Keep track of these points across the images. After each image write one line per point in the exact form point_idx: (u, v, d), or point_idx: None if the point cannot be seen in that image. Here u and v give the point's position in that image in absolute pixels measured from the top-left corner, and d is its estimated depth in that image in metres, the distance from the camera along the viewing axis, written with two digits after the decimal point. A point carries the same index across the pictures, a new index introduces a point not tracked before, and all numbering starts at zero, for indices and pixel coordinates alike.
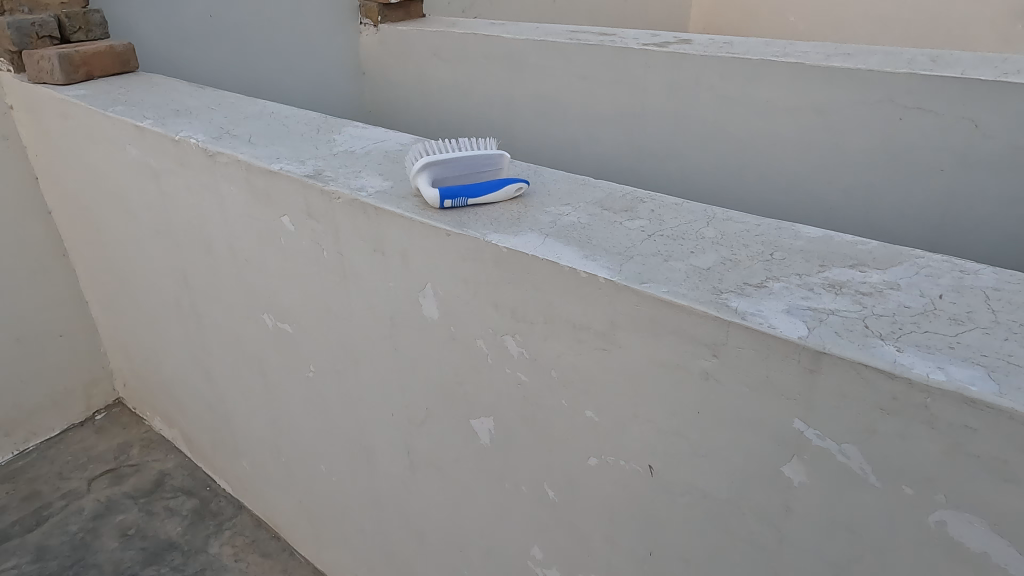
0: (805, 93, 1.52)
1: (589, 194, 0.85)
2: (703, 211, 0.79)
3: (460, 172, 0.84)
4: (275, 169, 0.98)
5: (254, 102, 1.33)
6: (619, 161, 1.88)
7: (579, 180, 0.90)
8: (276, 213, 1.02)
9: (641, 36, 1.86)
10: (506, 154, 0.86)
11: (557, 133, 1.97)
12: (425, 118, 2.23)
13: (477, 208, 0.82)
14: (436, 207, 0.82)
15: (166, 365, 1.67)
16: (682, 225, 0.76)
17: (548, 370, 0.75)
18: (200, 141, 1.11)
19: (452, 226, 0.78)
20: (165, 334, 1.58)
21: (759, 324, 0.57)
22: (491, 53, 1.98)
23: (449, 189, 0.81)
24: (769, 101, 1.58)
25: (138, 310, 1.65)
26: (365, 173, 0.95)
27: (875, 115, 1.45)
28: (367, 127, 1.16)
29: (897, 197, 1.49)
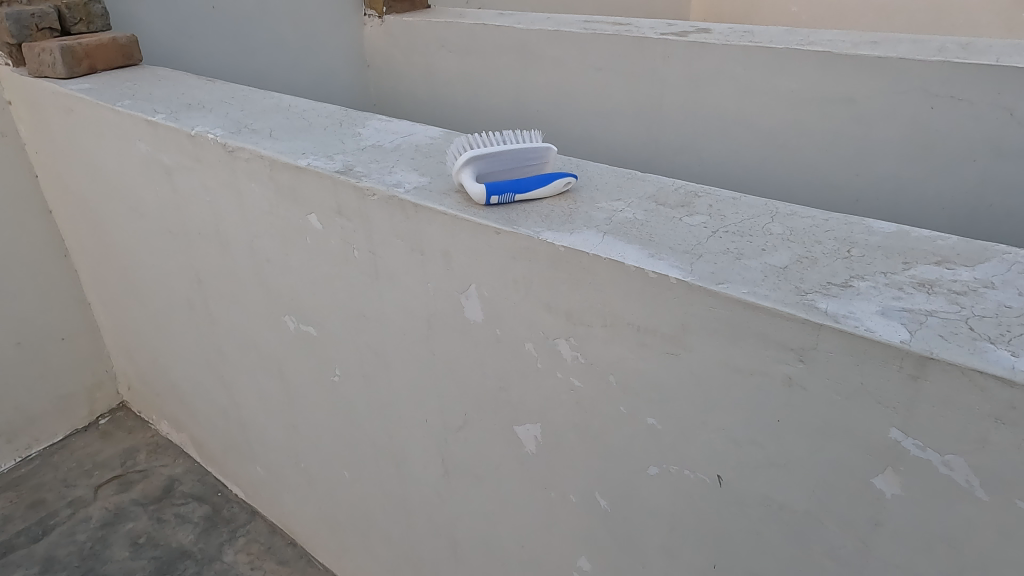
0: (832, 82, 1.48)
1: (638, 188, 0.81)
2: (763, 205, 0.75)
3: (504, 167, 0.80)
4: (302, 165, 0.93)
5: (268, 95, 1.28)
6: (635, 154, 1.85)
7: (624, 173, 0.86)
8: (302, 211, 0.97)
9: (657, 26, 1.81)
10: (552, 148, 0.82)
11: (570, 126, 1.93)
12: (433, 111, 2.18)
13: (523, 204, 0.78)
14: (481, 204, 0.77)
15: (175, 368, 1.62)
16: (746, 221, 0.72)
17: (606, 375, 0.71)
18: (218, 136, 1.06)
19: (499, 223, 0.74)
20: (175, 337, 1.52)
21: (855, 327, 0.53)
22: (502, 44, 1.93)
23: (495, 185, 0.77)
24: (793, 91, 1.54)
25: (145, 312, 1.60)
26: (399, 168, 0.90)
27: (906, 105, 1.41)
28: (391, 121, 1.11)
29: (927, 188, 1.46)
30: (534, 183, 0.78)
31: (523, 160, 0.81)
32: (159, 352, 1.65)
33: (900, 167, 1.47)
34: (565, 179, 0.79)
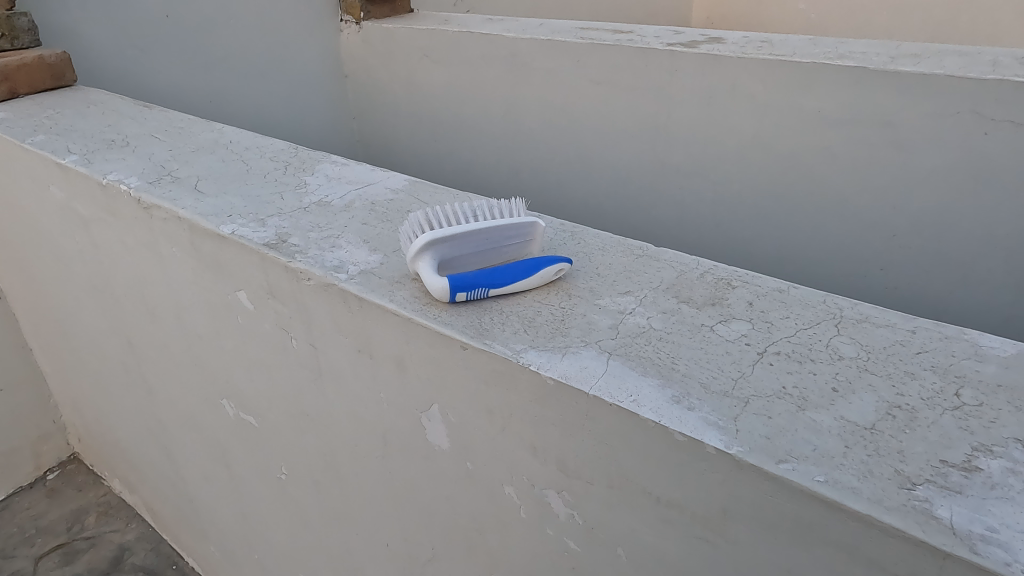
0: (867, 102, 1.29)
1: (651, 273, 0.62)
2: (821, 303, 0.56)
3: (476, 250, 0.60)
4: (225, 233, 0.73)
5: (208, 127, 1.08)
6: (639, 178, 1.65)
7: (632, 245, 0.67)
8: (230, 286, 0.78)
9: (663, 34, 1.62)
10: (540, 221, 0.62)
11: (567, 146, 1.73)
12: (416, 128, 1.98)
13: (500, 301, 0.59)
14: (445, 300, 0.57)
15: (120, 430, 1.43)
16: (803, 333, 0.52)
17: (612, 547, 0.52)
18: (132, 188, 0.86)
19: (465, 332, 0.55)
20: (115, 399, 1.33)
21: (1003, 564, 0.34)
22: (490, 54, 1.73)
23: (464, 275, 0.57)
24: (822, 111, 1.34)
25: (84, 368, 1.40)
26: (346, 239, 0.71)
27: (956, 129, 1.22)
28: (347, 163, 0.92)
29: (978, 226, 1.26)
30: (514, 275, 0.58)
31: (503, 241, 0.61)
32: (102, 410, 1.45)
33: (946, 201, 1.27)
34: (556, 269, 0.59)
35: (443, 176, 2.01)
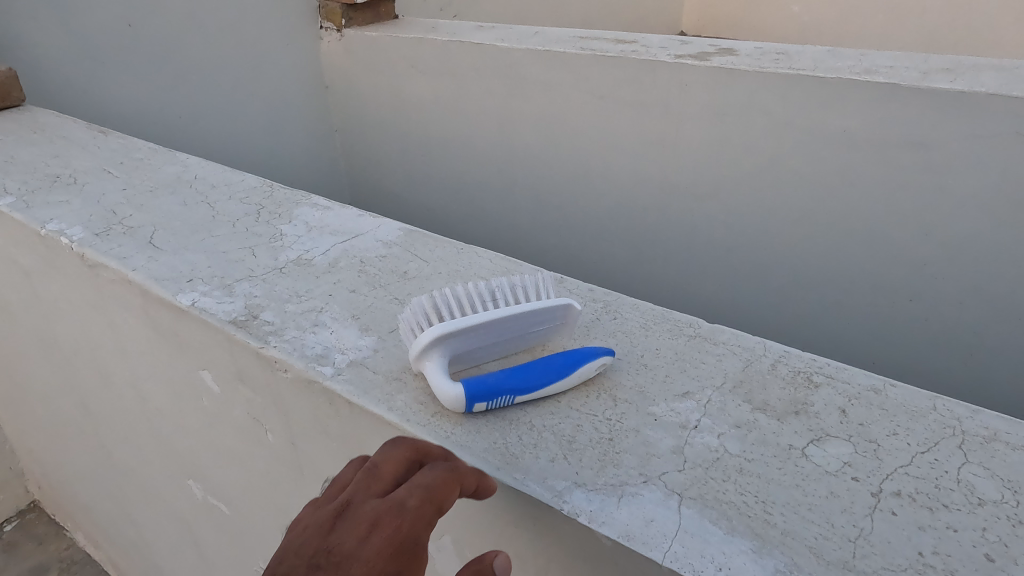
0: (899, 125, 1.17)
1: (709, 363, 0.50)
2: (932, 411, 0.45)
3: (495, 342, 0.48)
4: (183, 305, 0.60)
5: (172, 159, 0.95)
6: (641, 202, 1.49)
7: (678, 321, 0.56)
8: (191, 363, 0.65)
9: (668, 45, 1.49)
10: (575, 303, 0.50)
11: (562, 168, 1.56)
12: (392, 146, 1.80)
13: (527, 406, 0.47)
14: (459, 411, 0.45)
15: (78, 487, 1.28)
16: (922, 460, 0.41)
17: None
18: (75, 241, 0.72)
19: (486, 456, 0.43)
20: (68, 461, 1.17)
21: None
22: (484, 66, 1.54)
23: (485, 380, 0.45)
24: (847, 130, 1.21)
25: (31, 422, 1.24)
26: (332, 313, 0.58)
27: (999, 153, 1.11)
28: (332, 207, 0.79)
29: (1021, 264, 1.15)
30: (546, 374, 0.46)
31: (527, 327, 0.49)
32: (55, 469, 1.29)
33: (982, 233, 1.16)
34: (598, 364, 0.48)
35: (420, 198, 1.84)
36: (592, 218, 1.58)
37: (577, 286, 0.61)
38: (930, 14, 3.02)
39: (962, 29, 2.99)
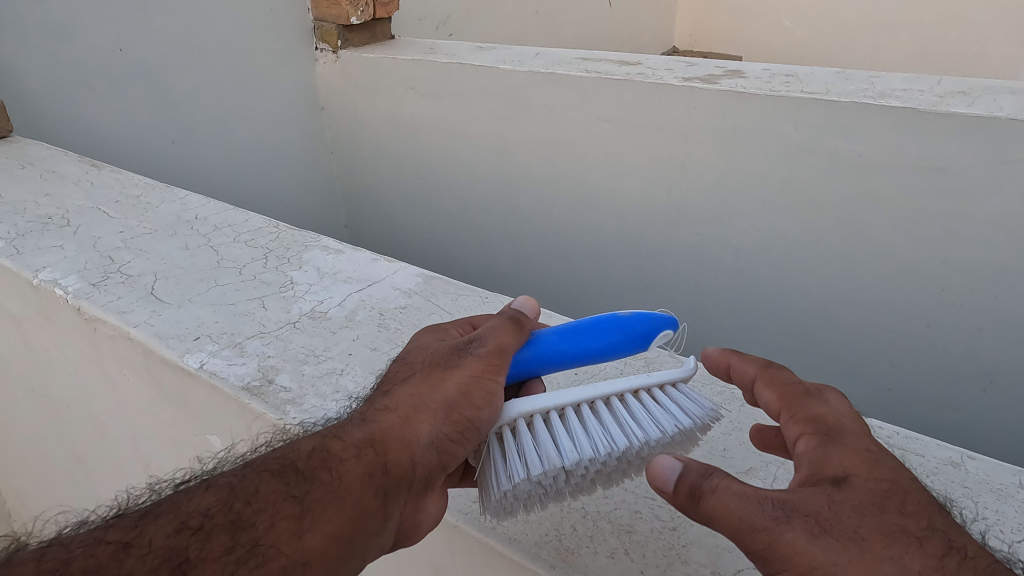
0: (943, 150, 1.01)
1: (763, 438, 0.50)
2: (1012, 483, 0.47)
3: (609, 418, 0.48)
4: (191, 368, 0.56)
5: (169, 198, 0.91)
6: (645, 232, 1.37)
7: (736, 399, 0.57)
8: (198, 427, 0.61)
9: (671, 65, 1.33)
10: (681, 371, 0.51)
11: (557, 196, 1.45)
12: (384, 171, 1.72)
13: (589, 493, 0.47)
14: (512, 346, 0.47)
15: None
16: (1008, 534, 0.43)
17: None
18: (69, 292, 0.67)
19: (539, 542, 0.44)
20: (44, 513, 1.08)
21: None
22: (481, 87, 1.42)
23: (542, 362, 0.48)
24: (861, 155, 1.07)
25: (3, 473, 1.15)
26: (353, 377, 0.55)
27: (1015, 177, 0.97)
28: (343, 251, 0.76)
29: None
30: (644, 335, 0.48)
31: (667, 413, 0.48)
32: (28, 519, 1.20)
33: (999, 266, 1.04)
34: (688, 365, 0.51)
35: (411, 223, 1.76)
36: (591, 249, 1.46)
37: (605, 366, 0.61)
38: (920, 29, 3.02)
39: (954, 43, 2.98)
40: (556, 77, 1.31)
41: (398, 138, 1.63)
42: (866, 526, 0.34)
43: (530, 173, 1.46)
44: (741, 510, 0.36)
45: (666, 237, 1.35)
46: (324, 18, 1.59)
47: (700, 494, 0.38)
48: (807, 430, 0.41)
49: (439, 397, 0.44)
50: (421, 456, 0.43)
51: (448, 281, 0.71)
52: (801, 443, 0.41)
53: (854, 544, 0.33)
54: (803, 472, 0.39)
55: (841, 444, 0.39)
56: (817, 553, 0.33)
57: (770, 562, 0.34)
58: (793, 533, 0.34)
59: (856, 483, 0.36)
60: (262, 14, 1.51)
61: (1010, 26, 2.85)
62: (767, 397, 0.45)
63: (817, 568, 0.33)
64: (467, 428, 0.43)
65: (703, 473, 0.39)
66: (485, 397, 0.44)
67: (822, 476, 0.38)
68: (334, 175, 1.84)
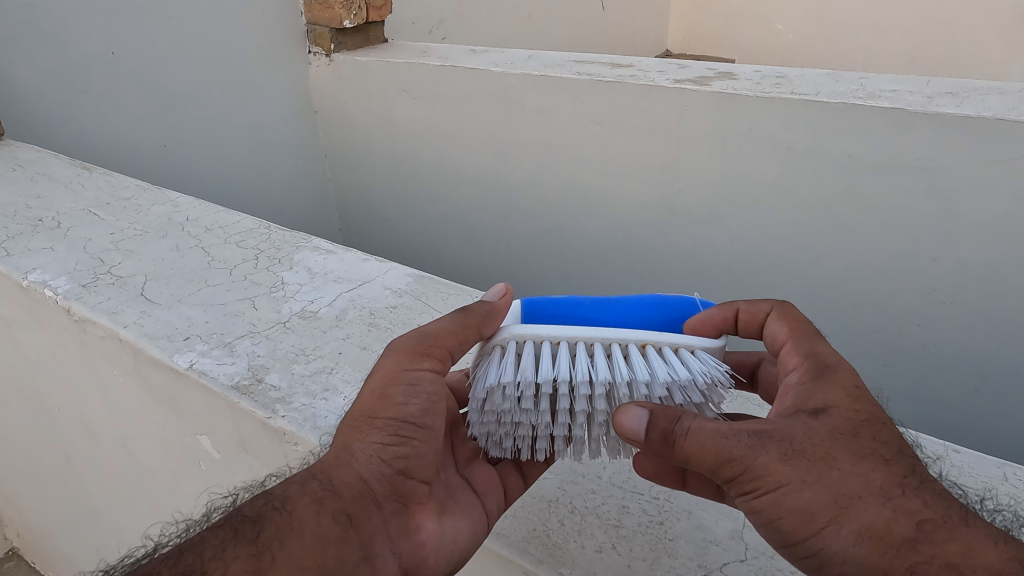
0: (932, 151, 1.02)
1: None
2: (996, 474, 0.48)
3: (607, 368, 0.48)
4: (180, 368, 0.56)
5: (161, 200, 0.91)
6: (637, 233, 1.37)
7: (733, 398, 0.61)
8: (188, 427, 0.61)
9: (663, 66, 1.34)
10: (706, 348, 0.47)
11: (550, 198, 1.45)
12: (377, 173, 1.72)
13: (584, 493, 0.50)
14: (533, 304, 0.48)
15: (45, 543, 1.19)
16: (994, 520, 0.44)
17: None
18: (58, 294, 0.67)
19: (528, 537, 0.46)
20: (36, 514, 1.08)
21: None
22: (473, 89, 1.42)
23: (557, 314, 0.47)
24: (852, 155, 1.08)
25: None
26: (342, 375, 0.55)
27: (1004, 176, 0.98)
28: (335, 251, 0.76)
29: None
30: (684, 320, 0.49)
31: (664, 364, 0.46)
32: (18, 522, 1.19)
33: (989, 265, 1.05)
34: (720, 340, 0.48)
35: (403, 226, 1.76)
36: (584, 250, 1.47)
37: None
38: (912, 32, 3.03)
39: (944, 46, 2.99)
40: (548, 79, 1.31)
41: (391, 140, 1.63)
42: (836, 449, 0.39)
43: (522, 175, 1.46)
44: (720, 443, 0.40)
45: (659, 239, 1.35)
46: (316, 21, 1.59)
47: (674, 437, 0.40)
48: (803, 365, 0.46)
49: (360, 413, 0.45)
50: (369, 470, 0.43)
51: (439, 280, 0.71)
52: (795, 375, 0.45)
53: (821, 466, 0.38)
54: (791, 400, 0.44)
55: (830, 378, 0.43)
56: (788, 471, 0.39)
57: (747, 480, 0.39)
58: (769, 456, 0.39)
59: (835, 413, 0.41)
60: (254, 18, 1.51)
61: (998, 28, 2.87)
62: (777, 328, 0.49)
63: (786, 483, 0.38)
64: (399, 427, 0.44)
65: (673, 419, 0.41)
66: (404, 391, 0.45)
67: (805, 406, 0.42)
68: (327, 178, 1.84)
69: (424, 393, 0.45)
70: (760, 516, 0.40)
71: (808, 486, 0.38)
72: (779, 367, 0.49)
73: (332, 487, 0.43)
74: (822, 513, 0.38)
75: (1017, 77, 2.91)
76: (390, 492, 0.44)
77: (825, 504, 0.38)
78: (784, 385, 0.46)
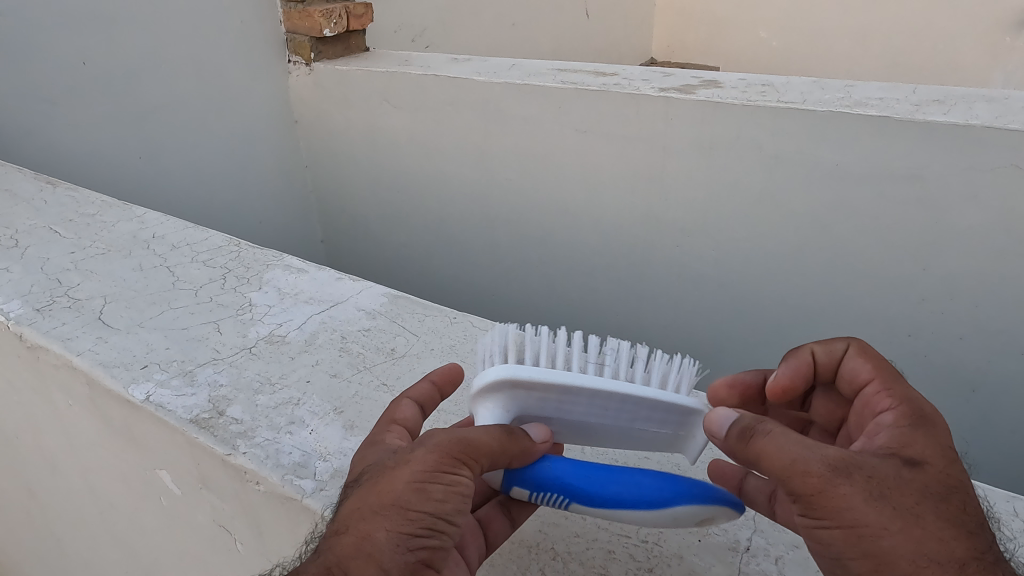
0: (924, 160, 0.99)
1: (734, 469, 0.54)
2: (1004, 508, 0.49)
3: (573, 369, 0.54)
4: (135, 400, 0.52)
5: (128, 216, 0.87)
6: (623, 243, 1.35)
7: None
8: (148, 461, 0.57)
9: (649, 74, 1.31)
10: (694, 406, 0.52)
11: (534, 207, 1.42)
12: (358, 184, 1.69)
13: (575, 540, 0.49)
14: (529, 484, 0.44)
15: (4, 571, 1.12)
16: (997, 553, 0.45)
17: None
18: (10, 319, 0.62)
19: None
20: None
21: None
22: (457, 98, 1.39)
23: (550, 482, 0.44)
24: (839, 164, 1.05)
25: None
26: (310, 407, 0.53)
27: (992, 185, 0.96)
28: (305, 270, 0.73)
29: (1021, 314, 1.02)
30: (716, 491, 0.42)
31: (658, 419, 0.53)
32: None
33: (978, 275, 1.03)
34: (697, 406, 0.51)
35: (385, 236, 1.73)
36: (570, 260, 1.44)
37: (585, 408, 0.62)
38: (893, 38, 3.04)
39: (926, 52, 3.01)
40: (532, 87, 1.28)
41: (372, 150, 1.60)
42: (924, 507, 0.38)
43: (506, 184, 1.43)
44: (797, 453, 0.40)
45: (646, 250, 1.33)
46: (296, 30, 1.56)
47: (754, 435, 0.42)
48: (900, 407, 0.45)
49: (392, 499, 0.40)
50: (390, 562, 0.39)
51: (413, 300, 0.68)
52: (890, 416, 0.45)
53: (906, 519, 0.38)
54: (884, 442, 0.43)
55: (931, 432, 0.42)
56: (868, 514, 0.38)
57: (817, 505, 0.39)
58: (849, 490, 0.38)
59: (929, 470, 0.40)
60: (231, 27, 1.47)
61: (977, 34, 2.89)
62: (857, 366, 0.49)
63: (866, 526, 0.38)
64: (433, 523, 0.40)
65: (764, 423, 0.43)
66: (443, 487, 0.40)
67: (900, 453, 0.41)
68: (306, 189, 1.80)
69: (460, 490, 0.41)
70: (820, 543, 0.40)
71: (888, 535, 0.37)
72: (857, 402, 0.49)
73: None
74: (898, 566, 0.37)
75: (996, 84, 2.95)
76: None
77: (902, 558, 0.37)
78: (875, 424, 0.46)
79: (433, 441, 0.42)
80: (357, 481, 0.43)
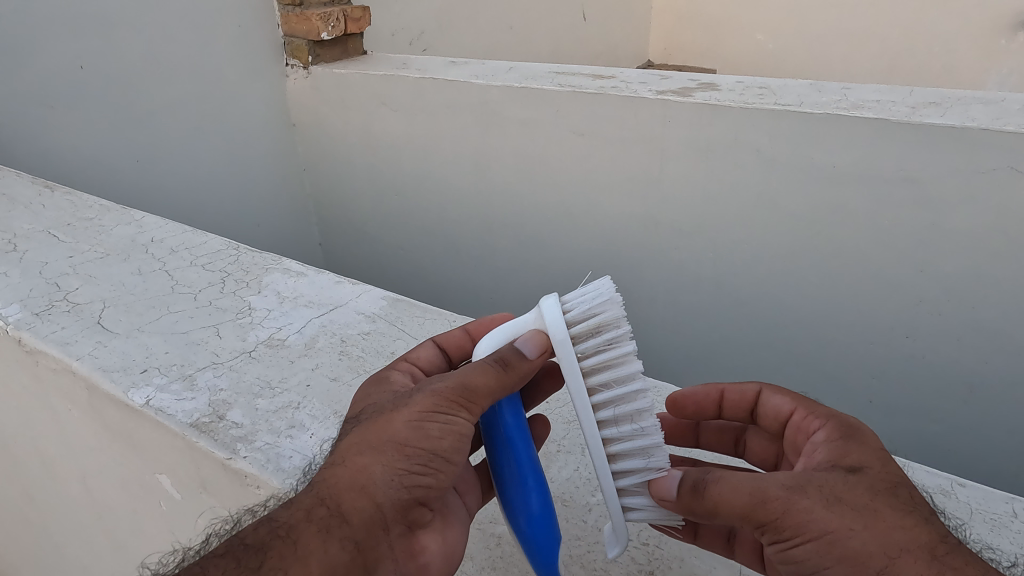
0: (921, 163, 1.00)
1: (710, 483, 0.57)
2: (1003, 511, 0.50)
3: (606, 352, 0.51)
4: (135, 404, 0.52)
5: (127, 220, 0.87)
6: (621, 246, 1.35)
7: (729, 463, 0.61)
8: (148, 466, 0.57)
9: (647, 77, 1.32)
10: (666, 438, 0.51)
11: (533, 210, 1.42)
12: (356, 187, 1.69)
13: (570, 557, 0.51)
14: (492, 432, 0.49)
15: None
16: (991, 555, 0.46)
17: None
18: (9, 323, 0.62)
19: None
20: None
21: None
22: (455, 101, 1.40)
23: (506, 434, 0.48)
24: (836, 166, 1.06)
25: None
26: (309, 411, 0.53)
27: (988, 188, 0.97)
28: (306, 273, 0.73)
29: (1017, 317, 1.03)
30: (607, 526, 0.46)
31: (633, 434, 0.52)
32: None
33: (975, 278, 1.03)
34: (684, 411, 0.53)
35: (383, 239, 1.73)
36: (569, 263, 1.44)
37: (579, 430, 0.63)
38: (890, 42, 3.06)
39: (923, 54, 3.02)
40: (530, 91, 1.29)
41: (370, 154, 1.60)
42: (878, 502, 0.41)
43: (504, 187, 1.43)
44: (752, 485, 0.42)
45: (644, 253, 1.33)
46: (294, 34, 1.56)
47: (702, 485, 0.44)
48: (826, 424, 0.49)
49: (390, 435, 0.45)
50: (385, 493, 0.44)
51: (413, 304, 0.68)
52: (822, 434, 0.49)
53: (867, 515, 0.40)
54: (824, 457, 0.46)
55: (860, 442, 0.46)
56: (832, 520, 0.40)
57: (786, 526, 0.41)
58: (808, 503, 0.41)
59: (869, 472, 0.44)
60: (229, 32, 1.47)
61: (974, 36, 2.90)
62: (779, 402, 0.55)
63: (833, 531, 0.40)
64: (430, 460, 0.44)
65: (703, 470, 0.45)
66: (441, 426, 0.45)
67: (841, 463, 0.44)
68: (304, 193, 1.80)
69: (456, 430, 0.45)
70: (797, 563, 0.42)
71: (856, 534, 0.40)
72: (789, 431, 0.54)
73: (341, 512, 0.43)
74: (872, 561, 0.39)
75: (992, 86, 2.96)
76: (404, 514, 0.45)
77: (874, 552, 0.39)
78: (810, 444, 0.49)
79: (432, 387, 0.46)
80: (359, 419, 0.48)
